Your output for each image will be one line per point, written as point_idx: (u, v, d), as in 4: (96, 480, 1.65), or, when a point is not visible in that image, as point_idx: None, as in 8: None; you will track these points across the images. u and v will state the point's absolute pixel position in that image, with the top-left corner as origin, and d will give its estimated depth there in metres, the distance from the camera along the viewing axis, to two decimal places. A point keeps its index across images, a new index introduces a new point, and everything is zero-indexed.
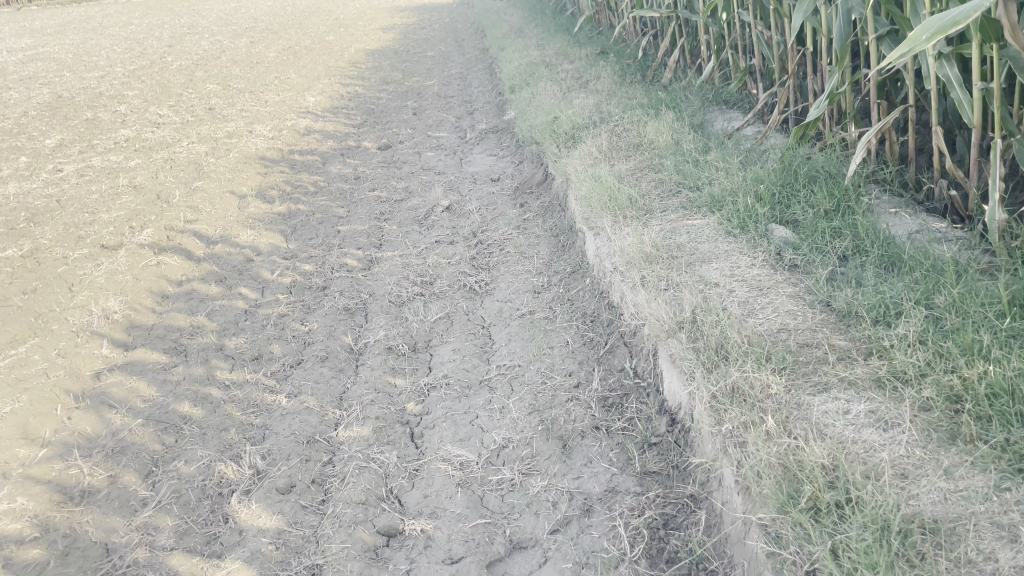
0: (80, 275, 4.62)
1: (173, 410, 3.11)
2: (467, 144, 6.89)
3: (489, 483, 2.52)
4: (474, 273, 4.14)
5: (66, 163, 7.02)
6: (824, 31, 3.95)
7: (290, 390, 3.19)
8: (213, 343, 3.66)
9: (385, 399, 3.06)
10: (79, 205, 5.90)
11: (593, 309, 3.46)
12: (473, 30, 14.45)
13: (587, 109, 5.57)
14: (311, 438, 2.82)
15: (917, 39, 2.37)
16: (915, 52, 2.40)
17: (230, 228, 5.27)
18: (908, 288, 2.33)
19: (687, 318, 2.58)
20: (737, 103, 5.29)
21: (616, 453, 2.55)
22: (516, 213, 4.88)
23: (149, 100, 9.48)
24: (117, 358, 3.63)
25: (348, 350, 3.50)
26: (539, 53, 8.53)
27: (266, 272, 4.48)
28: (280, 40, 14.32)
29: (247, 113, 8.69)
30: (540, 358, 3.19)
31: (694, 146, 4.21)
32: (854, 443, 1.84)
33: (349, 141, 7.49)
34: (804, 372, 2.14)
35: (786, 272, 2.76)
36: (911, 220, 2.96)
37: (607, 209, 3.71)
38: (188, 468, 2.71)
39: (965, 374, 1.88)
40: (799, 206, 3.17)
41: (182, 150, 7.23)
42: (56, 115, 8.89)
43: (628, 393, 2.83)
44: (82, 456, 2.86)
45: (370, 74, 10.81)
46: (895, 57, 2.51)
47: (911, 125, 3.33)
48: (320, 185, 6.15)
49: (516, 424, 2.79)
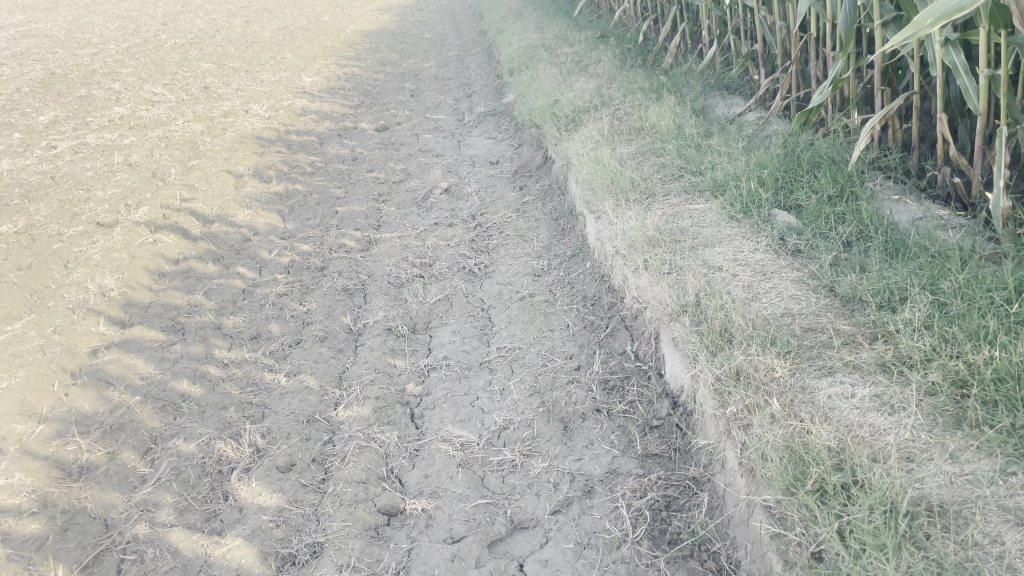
0: (76, 252, 4.58)
1: (171, 388, 3.10)
2: (466, 126, 6.86)
3: (490, 464, 2.52)
4: (474, 255, 4.12)
5: (61, 140, 6.96)
6: (828, 17, 3.93)
7: (290, 369, 3.18)
8: (211, 322, 3.65)
9: (385, 379, 3.06)
10: (74, 182, 5.85)
11: (594, 292, 3.45)
12: (471, 12, 14.36)
13: (587, 93, 5.55)
14: (311, 417, 2.82)
15: (922, 23, 2.33)
16: (919, 36, 2.36)
17: (227, 208, 5.23)
18: (913, 273, 2.33)
19: (690, 301, 2.58)
20: (739, 89, 5.28)
21: (617, 435, 2.55)
22: (515, 196, 4.86)
23: (144, 77, 9.40)
24: (114, 335, 3.62)
25: (348, 331, 3.49)
26: (538, 36, 8.49)
27: (264, 251, 4.46)
28: (276, 20, 14.21)
29: (244, 92, 8.63)
30: (541, 341, 3.19)
31: (696, 130, 4.20)
32: (860, 427, 1.84)
33: (346, 121, 7.45)
34: (809, 356, 2.14)
35: (789, 257, 2.76)
36: (914, 208, 2.95)
37: (608, 192, 3.70)
38: (187, 446, 2.70)
39: (972, 359, 1.88)
40: (802, 191, 3.16)
41: (178, 129, 7.17)
42: (50, 92, 8.81)
43: (629, 376, 2.83)
44: (80, 433, 2.85)
45: (367, 55, 10.74)
46: (898, 41, 2.48)
47: (915, 112, 3.32)
48: (317, 165, 6.11)
49: (517, 405, 2.78)
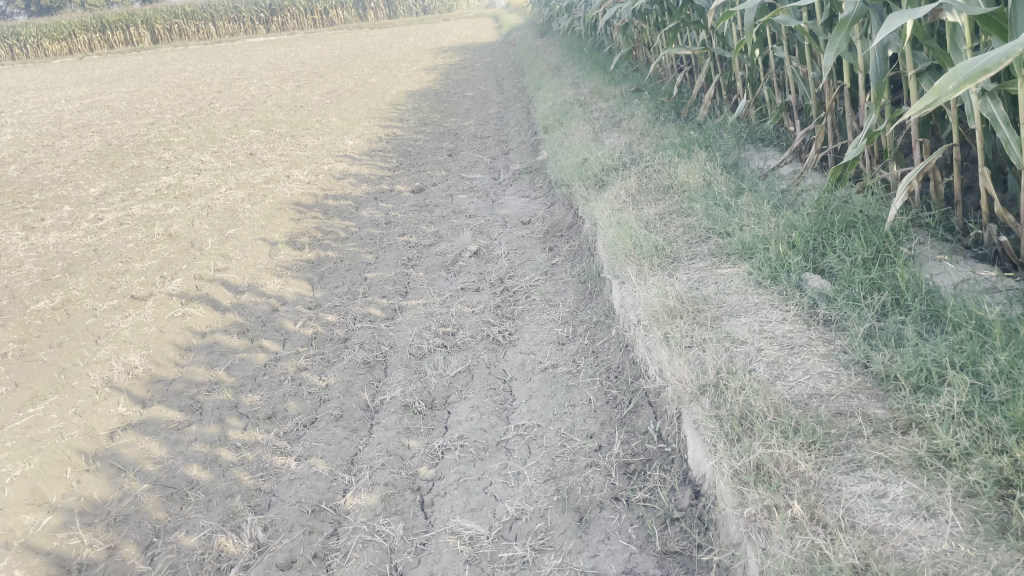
0: (107, 327, 4.58)
1: (181, 475, 2.99)
2: (501, 185, 6.79)
3: (499, 560, 2.36)
4: (498, 322, 3.99)
5: (108, 212, 7.09)
6: (861, 67, 3.76)
7: (301, 452, 3.06)
8: (229, 401, 3.53)
9: (396, 463, 2.92)
10: (115, 254, 5.91)
11: (618, 363, 3.29)
12: (512, 68, 14.48)
13: (618, 150, 5.43)
14: (317, 507, 2.71)
15: (943, 88, 2.16)
16: (942, 102, 2.19)
17: (258, 277, 5.21)
18: (952, 350, 2.12)
19: (710, 380, 2.40)
20: (774, 141, 5.10)
21: (635, 529, 2.37)
22: (545, 258, 4.73)
23: (194, 146, 9.62)
24: (133, 416, 3.50)
25: (364, 408, 3.35)
26: (573, 92, 8.46)
27: (289, 322, 4.38)
28: (325, 84, 14.51)
29: (286, 158, 8.74)
30: (561, 419, 3.01)
31: (726, 188, 4.04)
32: (890, 536, 1.64)
33: (383, 184, 7.45)
34: (837, 448, 1.94)
35: (820, 328, 2.57)
36: (956, 270, 2.74)
37: (631, 257, 3.55)
38: (188, 540, 2.61)
39: (1016, 455, 1.67)
40: (834, 254, 2.97)
41: (220, 197, 7.25)
42: (104, 164, 9.05)
43: (651, 459, 2.65)
44: (85, 525, 2.77)
45: (409, 115, 10.83)
46: (919, 109, 2.31)
47: (957, 165, 3.13)
48: (351, 231, 6.08)
49: (531, 493, 2.62)
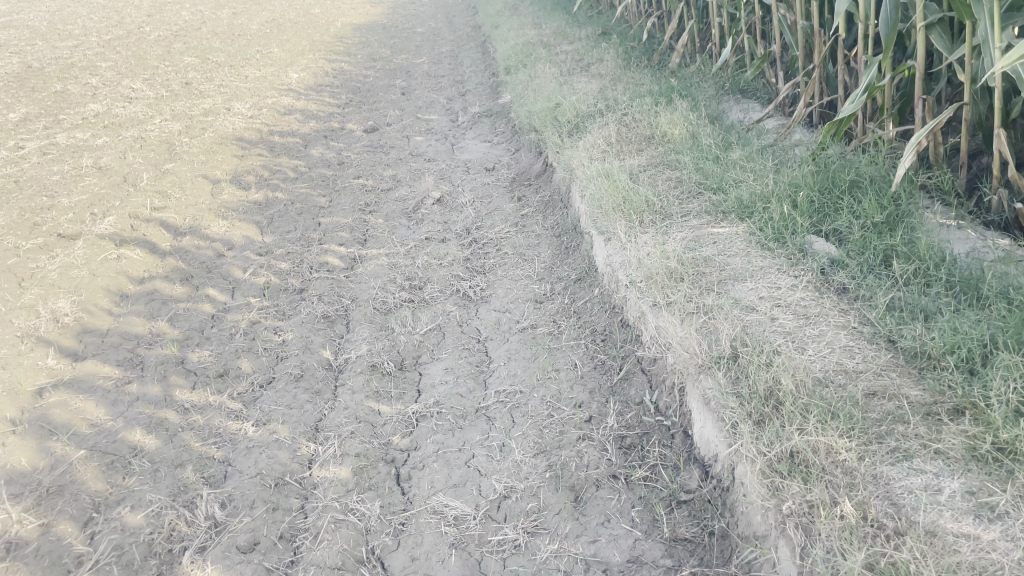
0: (32, 268, 4.15)
1: (122, 440, 2.67)
2: (460, 128, 6.45)
3: (488, 544, 2.15)
4: (469, 277, 3.72)
5: (29, 140, 6.49)
6: (862, 16, 3.53)
7: (259, 417, 2.78)
8: (175, 356, 3.20)
9: (366, 431, 2.66)
10: (38, 187, 5.39)
11: (604, 325, 3.06)
12: (464, 5, 13.89)
13: (591, 96, 5.16)
14: (280, 480, 2.44)
15: None
16: None
17: (201, 218, 4.80)
18: (995, 327, 1.96)
19: (725, 352, 2.20)
20: (754, 93, 4.89)
21: (638, 511, 2.17)
22: (513, 208, 4.47)
23: (123, 72, 8.94)
24: (64, 371, 3.15)
25: (326, 367, 3.08)
26: (535, 31, 8.09)
27: (238, 270, 4.03)
28: (264, 12, 13.72)
29: (226, 89, 8.17)
30: (546, 385, 2.79)
31: (713, 141, 3.81)
32: (957, 541, 1.49)
33: (333, 122, 7.01)
34: (877, 434, 1.77)
35: (835, 297, 2.39)
36: (972, 238, 2.60)
37: (619, 212, 3.32)
38: (134, 517, 2.32)
39: None
40: (843, 215, 2.79)
41: (154, 128, 6.72)
42: (23, 87, 8.32)
43: (648, 433, 2.45)
44: (12, 496, 2.45)
45: (356, 50, 10.28)
46: None
47: (966, 124, 2.98)
48: (301, 170, 5.69)
49: (520, 468, 2.40)
